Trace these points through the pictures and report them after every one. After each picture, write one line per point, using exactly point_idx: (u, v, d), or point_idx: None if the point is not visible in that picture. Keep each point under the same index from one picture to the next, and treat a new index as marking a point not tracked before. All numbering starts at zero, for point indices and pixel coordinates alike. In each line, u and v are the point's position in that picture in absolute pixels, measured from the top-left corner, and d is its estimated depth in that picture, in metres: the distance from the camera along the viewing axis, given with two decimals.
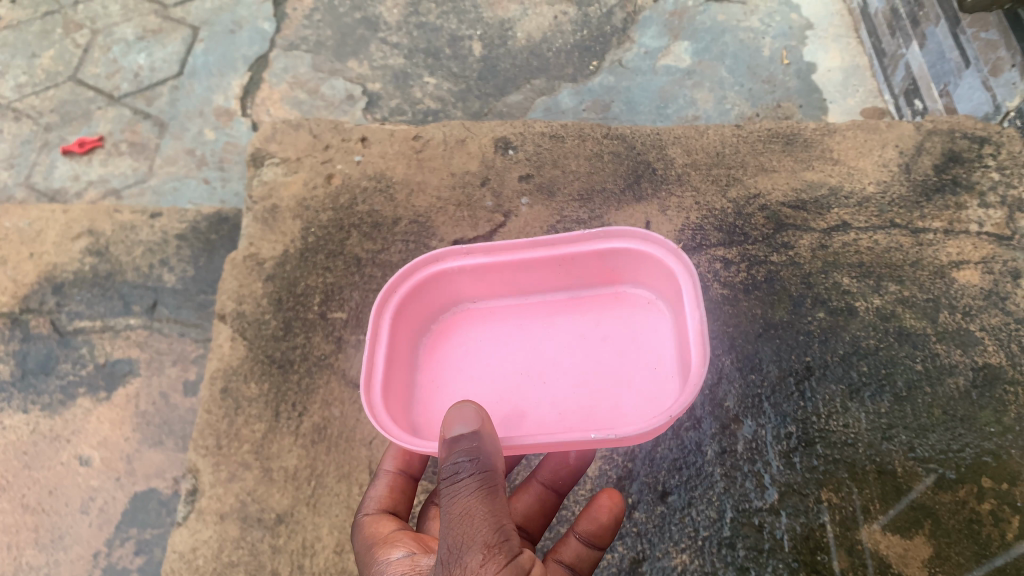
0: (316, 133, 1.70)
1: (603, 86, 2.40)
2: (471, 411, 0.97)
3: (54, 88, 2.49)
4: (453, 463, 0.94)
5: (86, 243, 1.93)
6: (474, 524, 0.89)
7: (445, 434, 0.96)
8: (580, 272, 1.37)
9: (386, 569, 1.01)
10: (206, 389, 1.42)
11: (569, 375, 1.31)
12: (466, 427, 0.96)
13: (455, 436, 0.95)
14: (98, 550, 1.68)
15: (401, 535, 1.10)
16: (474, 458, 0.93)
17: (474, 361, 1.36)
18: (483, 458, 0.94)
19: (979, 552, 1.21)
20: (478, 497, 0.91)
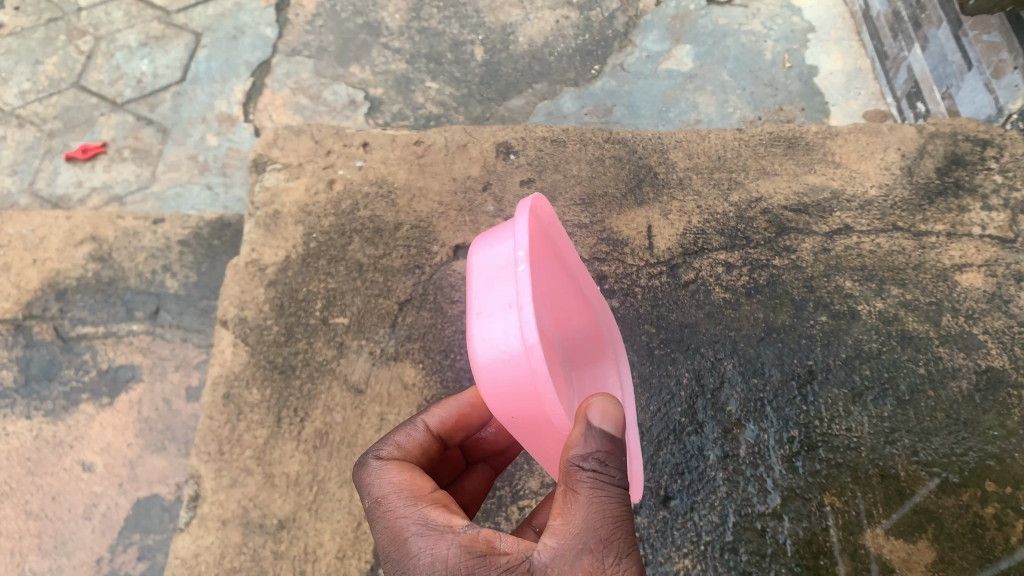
0: (317, 138, 1.70)
1: (605, 90, 2.40)
2: (612, 404, 0.95)
3: (57, 95, 2.49)
4: (599, 458, 0.91)
5: (89, 249, 1.94)
6: (618, 528, 0.89)
7: (589, 423, 0.93)
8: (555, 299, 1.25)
9: (453, 539, 0.93)
10: (208, 395, 1.42)
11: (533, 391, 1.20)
12: (609, 422, 0.93)
13: (601, 429, 0.93)
14: (101, 556, 1.67)
15: (451, 505, 1.02)
16: (617, 460, 0.93)
17: None
18: (620, 457, 0.93)
19: (983, 556, 1.21)
20: (620, 500, 0.91)
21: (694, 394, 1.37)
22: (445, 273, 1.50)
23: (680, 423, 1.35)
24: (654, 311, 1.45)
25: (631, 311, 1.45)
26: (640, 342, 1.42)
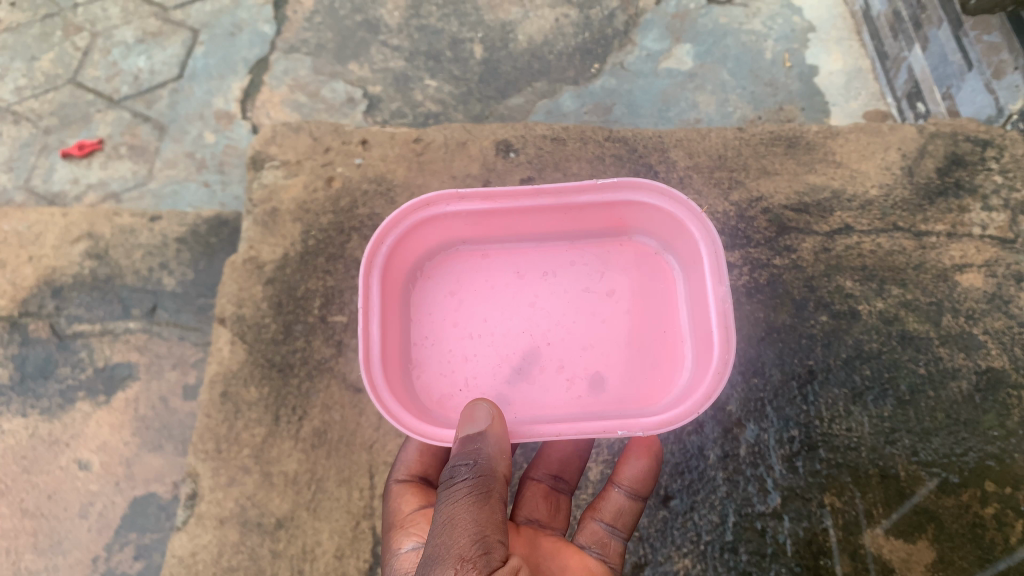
0: (316, 135, 1.67)
1: (605, 89, 2.41)
2: (490, 414, 1.08)
3: (53, 92, 2.48)
4: (454, 465, 1.04)
5: (86, 246, 1.90)
6: (449, 528, 0.95)
7: (458, 436, 1.07)
8: (587, 221, 1.34)
9: (395, 565, 1.09)
10: (205, 393, 1.40)
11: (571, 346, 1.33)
12: (473, 428, 1.07)
13: (461, 438, 1.06)
14: (97, 555, 1.69)
15: (420, 519, 1.16)
16: (468, 462, 1.02)
17: (474, 314, 1.35)
18: (482, 460, 1.03)
19: (982, 556, 1.23)
20: (464, 499, 0.99)
21: None
22: None
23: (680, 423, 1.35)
24: None
25: None
26: None
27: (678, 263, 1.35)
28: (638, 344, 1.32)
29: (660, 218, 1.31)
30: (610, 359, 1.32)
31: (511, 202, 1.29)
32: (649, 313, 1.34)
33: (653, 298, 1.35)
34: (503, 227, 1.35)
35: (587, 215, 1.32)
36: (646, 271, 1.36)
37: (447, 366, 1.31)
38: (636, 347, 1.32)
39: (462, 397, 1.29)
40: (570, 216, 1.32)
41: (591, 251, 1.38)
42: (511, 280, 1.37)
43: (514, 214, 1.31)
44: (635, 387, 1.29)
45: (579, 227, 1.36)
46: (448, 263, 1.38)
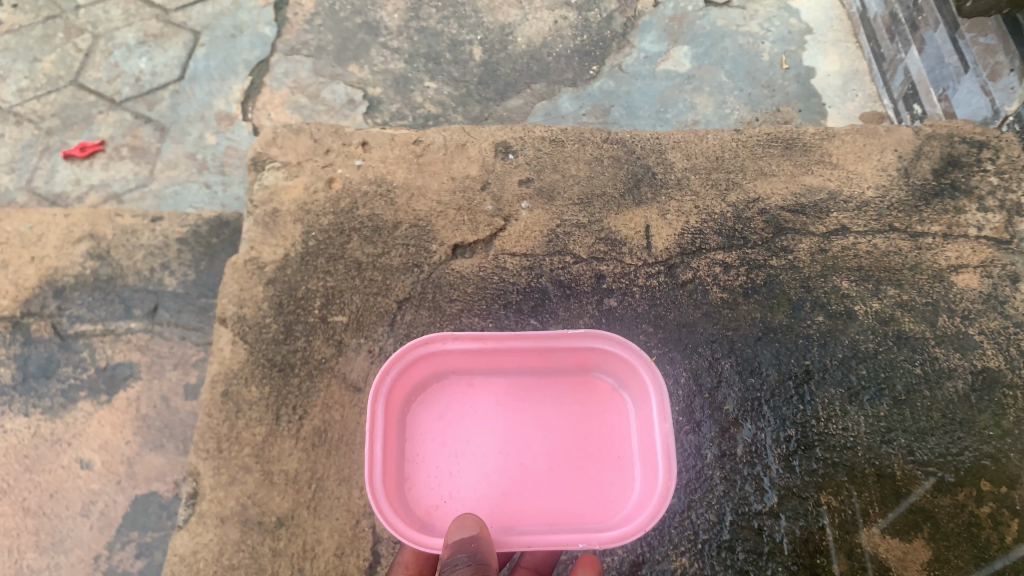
0: (316, 137, 1.68)
1: (603, 91, 2.43)
2: (476, 519, 1.10)
3: (55, 93, 2.49)
4: (451, 553, 1.03)
5: (88, 247, 1.93)
6: None
7: (447, 539, 1.07)
8: (556, 360, 1.36)
9: None
10: (207, 392, 1.40)
11: (535, 470, 1.31)
12: (466, 532, 1.07)
13: (455, 538, 1.06)
14: (98, 553, 1.68)
15: None
16: (466, 551, 1.02)
17: (454, 437, 1.33)
18: (478, 551, 1.03)
19: (978, 555, 1.24)
20: (468, 574, 0.98)
21: (692, 393, 1.37)
22: (444, 273, 1.51)
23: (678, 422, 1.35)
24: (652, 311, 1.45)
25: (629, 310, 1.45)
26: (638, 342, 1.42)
27: (631, 394, 1.36)
28: (591, 470, 1.32)
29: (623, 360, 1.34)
30: (571, 484, 1.31)
31: (500, 343, 1.31)
32: (607, 438, 1.34)
33: (619, 426, 1.35)
34: (488, 363, 1.36)
35: (563, 354, 1.35)
36: (605, 403, 1.37)
37: (432, 481, 1.29)
38: (593, 473, 1.32)
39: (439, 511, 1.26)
40: (543, 356, 1.35)
41: (560, 390, 1.38)
42: (489, 411, 1.35)
43: (501, 352, 1.34)
44: (592, 499, 1.29)
45: (546, 365, 1.37)
46: (434, 397, 1.36)
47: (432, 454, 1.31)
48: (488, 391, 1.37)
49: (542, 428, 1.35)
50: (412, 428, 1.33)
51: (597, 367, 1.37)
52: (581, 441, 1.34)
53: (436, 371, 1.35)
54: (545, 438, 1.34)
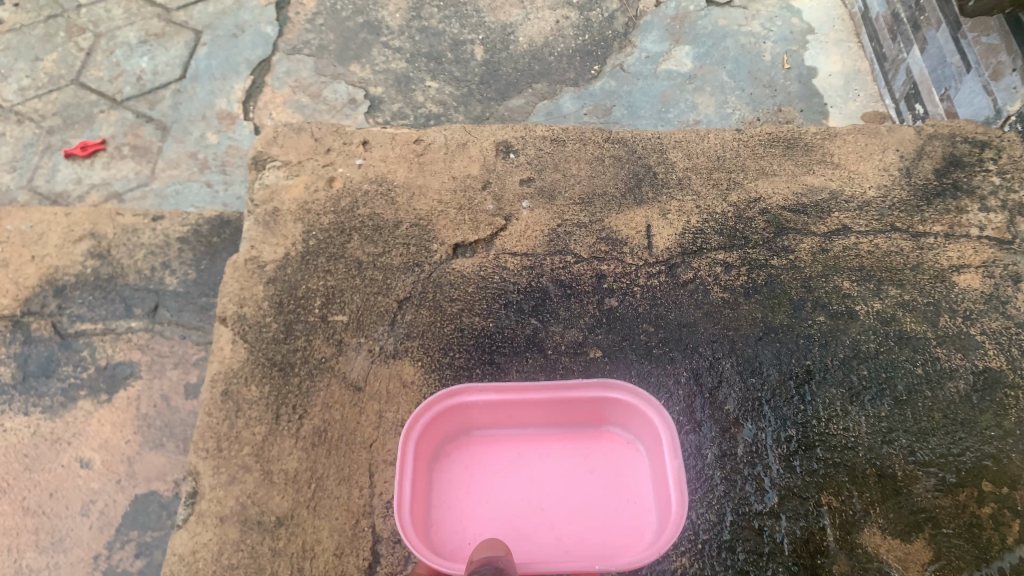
0: (317, 136, 1.68)
1: (604, 91, 2.44)
2: None
3: (56, 92, 2.48)
4: None
5: (88, 246, 1.94)
6: None
7: None
8: (573, 415, 1.35)
9: None
10: (207, 392, 1.40)
11: (563, 509, 1.29)
12: None
13: None
14: (98, 552, 1.66)
15: None
16: None
17: (481, 482, 1.32)
18: None
19: (979, 556, 1.23)
20: None
21: (692, 393, 1.37)
22: (444, 272, 1.51)
23: (678, 422, 1.35)
24: (653, 310, 1.45)
25: (630, 310, 1.45)
26: (639, 341, 1.42)
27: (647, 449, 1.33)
28: (613, 508, 1.29)
29: (635, 411, 1.32)
30: (595, 521, 1.28)
31: (519, 394, 1.31)
32: (630, 486, 1.31)
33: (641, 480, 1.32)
34: (511, 416, 1.34)
35: (580, 408, 1.34)
36: (626, 463, 1.34)
37: (458, 524, 1.27)
38: (614, 509, 1.29)
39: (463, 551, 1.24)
40: (563, 412, 1.34)
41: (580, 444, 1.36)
42: (518, 462, 1.34)
43: (523, 405, 1.32)
44: (617, 537, 1.26)
45: (566, 433, 1.37)
46: (459, 447, 1.35)
47: (459, 502, 1.29)
48: (510, 448, 1.36)
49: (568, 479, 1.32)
50: (439, 475, 1.32)
51: (611, 425, 1.36)
52: (606, 488, 1.31)
53: (462, 424, 1.35)
54: (572, 484, 1.32)
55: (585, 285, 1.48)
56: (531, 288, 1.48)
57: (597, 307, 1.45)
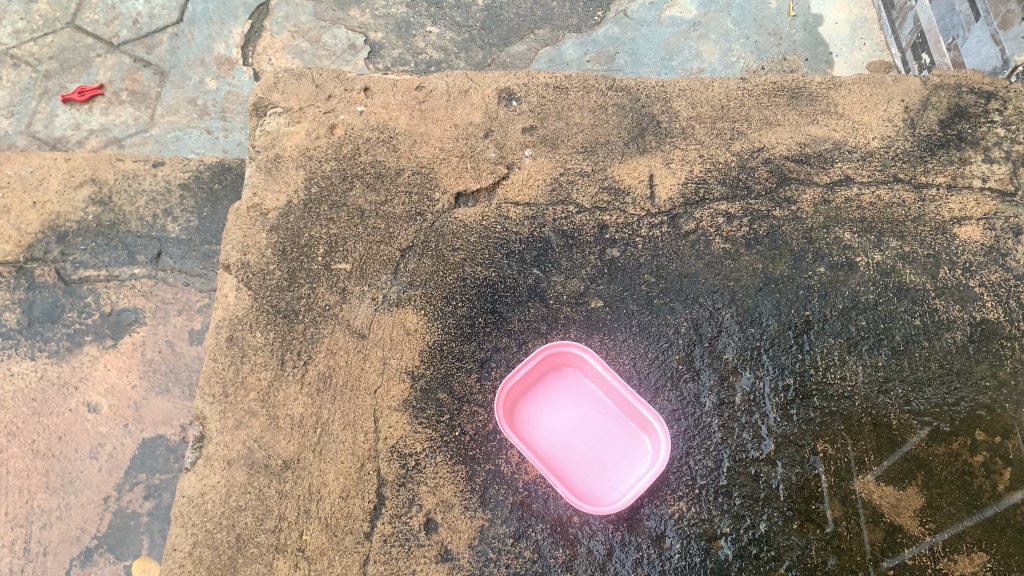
0: (318, 83, 1.66)
1: (607, 37, 2.48)
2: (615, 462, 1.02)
3: (52, 35, 2.44)
4: None
5: (90, 192, 1.93)
6: None
7: None
8: (605, 391, 1.37)
9: None
10: (212, 338, 1.41)
11: (593, 462, 1.32)
12: None
13: None
14: (108, 494, 1.71)
15: None
16: None
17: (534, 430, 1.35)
18: None
19: (970, 502, 1.27)
20: None
21: (692, 342, 1.38)
22: (446, 221, 1.51)
23: (677, 371, 1.36)
24: (654, 262, 1.45)
25: (632, 260, 1.46)
26: (640, 292, 1.43)
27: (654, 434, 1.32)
28: (618, 469, 1.31)
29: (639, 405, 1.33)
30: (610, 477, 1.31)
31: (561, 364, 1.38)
32: (638, 454, 1.32)
33: (645, 453, 1.32)
34: (559, 390, 1.39)
35: (609, 390, 1.36)
36: (639, 440, 1.33)
37: (515, 456, 1.32)
38: (618, 470, 1.31)
39: (517, 471, 1.30)
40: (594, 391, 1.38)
41: (612, 421, 1.36)
42: (565, 421, 1.36)
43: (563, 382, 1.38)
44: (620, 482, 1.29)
45: (604, 412, 1.37)
46: (520, 408, 1.37)
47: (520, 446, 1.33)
48: (558, 412, 1.37)
49: (599, 442, 1.34)
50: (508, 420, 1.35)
51: (632, 417, 1.35)
52: (622, 454, 1.33)
53: (525, 392, 1.38)
54: (599, 442, 1.34)
55: (587, 236, 1.48)
56: (533, 238, 1.49)
57: (599, 257, 1.46)
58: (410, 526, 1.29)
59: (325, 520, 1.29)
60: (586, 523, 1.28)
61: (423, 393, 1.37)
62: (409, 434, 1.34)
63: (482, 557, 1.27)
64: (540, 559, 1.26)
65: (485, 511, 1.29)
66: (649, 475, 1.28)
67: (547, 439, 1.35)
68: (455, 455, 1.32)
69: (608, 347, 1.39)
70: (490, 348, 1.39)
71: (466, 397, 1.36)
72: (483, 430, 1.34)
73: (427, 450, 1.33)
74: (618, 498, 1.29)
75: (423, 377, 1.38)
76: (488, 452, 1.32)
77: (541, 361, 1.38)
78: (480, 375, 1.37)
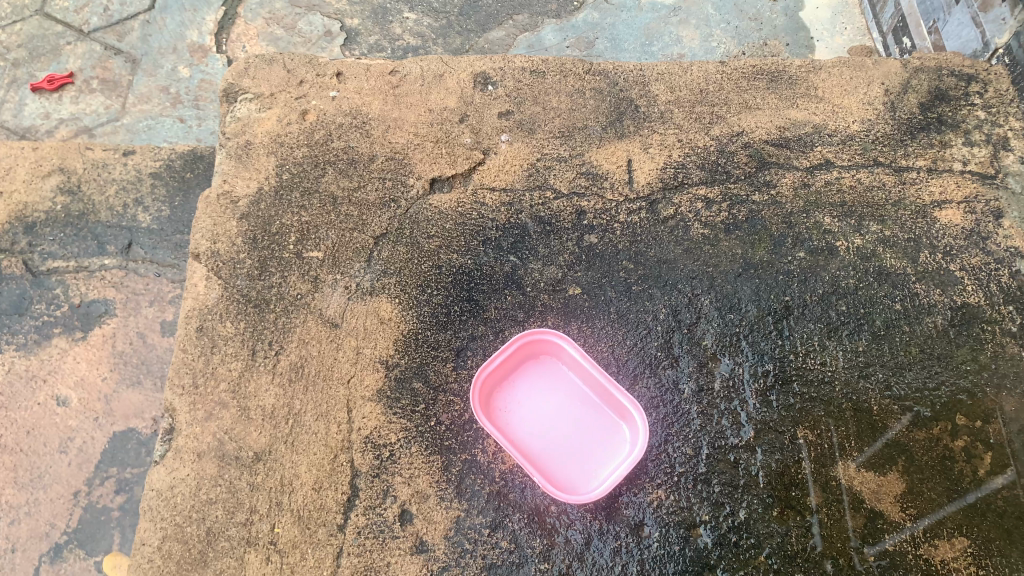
0: (290, 68, 1.63)
1: (587, 23, 2.46)
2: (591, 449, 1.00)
3: (20, 23, 2.39)
4: None
5: (58, 181, 1.89)
6: None
7: None
8: (582, 378, 1.35)
9: None
10: (181, 328, 1.38)
11: (571, 451, 1.30)
12: None
13: None
14: (77, 490, 1.67)
15: None
16: None
17: (511, 419, 1.33)
18: None
19: (951, 487, 1.26)
20: None
21: (670, 328, 1.36)
22: (421, 208, 1.48)
23: (656, 358, 1.34)
24: (632, 247, 1.43)
25: (610, 247, 1.43)
26: (618, 278, 1.40)
27: (632, 422, 1.30)
28: (595, 457, 1.30)
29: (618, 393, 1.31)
30: (588, 466, 1.29)
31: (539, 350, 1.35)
32: (615, 442, 1.30)
33: (623, 441, 1.30)
34: (536, 378, 1.37)
35: (587, 377, 1.34)
36: (616, 428, 1.31)
37: (492, 446, 1.30)
38: (596, 458, 1.29)
39: (493, 461, 1.28)
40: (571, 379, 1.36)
41: (589, 409, 1.34)
42: (542, 409, 1.34)
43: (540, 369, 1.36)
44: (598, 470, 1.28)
45: (582, 400, 1.35)
46: (497, 397, 1.35)
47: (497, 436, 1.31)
48: (535, 400, 1.35)
49: (577, 430, 1.32)
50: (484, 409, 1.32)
51: (609, 404, 1.33)
52: (599, 441, 1.31)
53: (501, 380, 1.36)
54: (577, 430, 1.32)
55: (564, 222, 1.46)
56: (510, 225, 1.46)
57: (576, 244, 1.44)
58: (385, 518, 1.27)
59: (297, 512, 1.26)
60: (563, 512, 1.26)
61: (397, 382, 1.35)
62: (383, 424, 1.32)
63: (458, 548, 1.25)
64: (518, 550, 1.24)
65: (461, 502, 1.27)
66: (627, 464, 1.26)
67: (524, 428, 1.33)
68: (430, 445, 1.30)
69: (585, 335, 1.37)
70: (465, 337, 1.37)
71: (442, 386, 1.34)
72: (459, 419, 1.31)
73: (402, 441, 1.31)
74: (596, 486, 1.27)
75: (397, 366, 1.36)
76: (464, 442, 1.30)
77: (517, 349, 1.35)
78: (455, 364, 1.35)
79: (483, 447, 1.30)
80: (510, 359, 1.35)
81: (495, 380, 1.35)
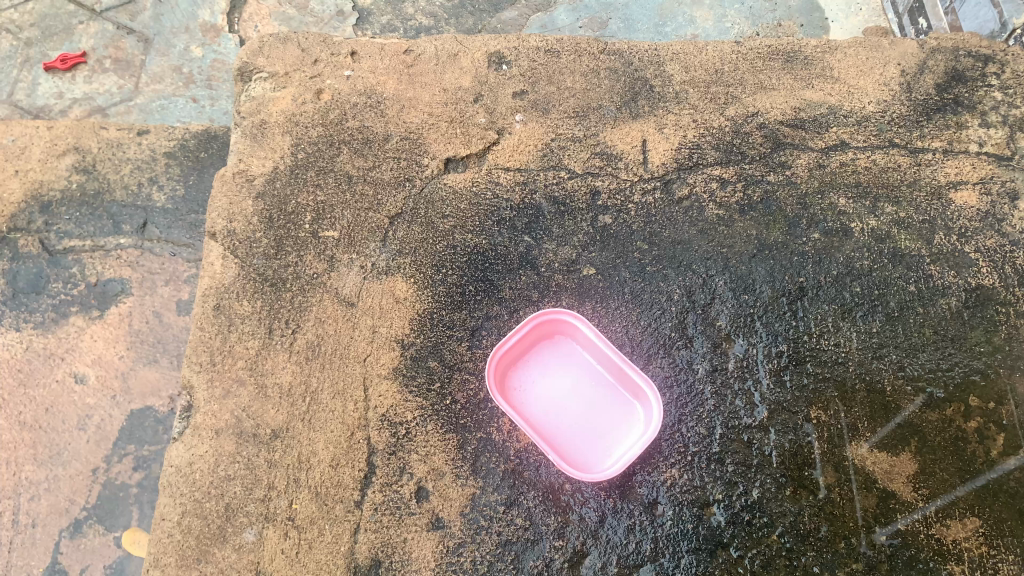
0: (303, 47, 1.63)
1: (600, 3, 2.44)
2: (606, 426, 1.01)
3: (32, 2, 2.40)
4: None
5: (73, 160, 1.91)
6: None
7: None
8: (596, 357, 1.36)
9: None
10: (198, 307, 1.39)
11: (584, 429, 1.31)
12: None
13: None
14: (96, 466, 1.69)
15: None
16: None
17: (525, 398, 1.34)
18: None
19: (963, 468, 1.27)
20: None
21: (685, 309, 1.37)
22: (436, 188, 1.48)
23: (670, 338, 1.35)
24: (647, 228, 1.43)
25: (624, 227, 1.44)
26: (633, 259, 1.41)
27: (645, 401, 1.31)
28: (608, 436, 1.31)
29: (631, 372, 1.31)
30: (601, 444, 1.30)
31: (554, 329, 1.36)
32: (628, 421, 1.31)
33: (636, 420, 1.31)
34: (550, 357, 1.37)
35: (601, 356, 1.35)
36: (630, 407, 1.32)
37: (506, 424, 1.31)
38: (609, 437, 1.31)
39: (508, 439, 1.29)
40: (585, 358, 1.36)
41: (603, 388, 1.35)
42: (556, 388, 1.35)
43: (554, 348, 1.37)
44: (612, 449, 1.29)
45: (595, 380, 1.35)
46: (511, 376, 1.36)
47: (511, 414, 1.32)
48: (549, 379, 1.36)
49: (591, 409, 1.33)
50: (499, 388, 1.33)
51: (622, 383, 1.34)
52: (612, 420, 1.32)
53: (516, 359, 1.36)
54: (590, 409, 1.33)
55: (579, 202, 1.46)
56: (524, 205, 1.46)
57: (590, 224, 1.44)
58: (401, 495, 1.28)
59: (315, 489, 1.28)
60: (578, 490, 1.27)
61: (413, 361, 1.36)
62: (399, 403, 1.33)
63: (474, 525, 1.26)
64: (532, 527, 1.25)
65: (476, 479, 1.28)
66: (641, 443, 1.27)
67: (538, 406, 1.34)
68: (446, 423, 1.31)
69: (600, 315, 1.37)
70: (480, 316, 1.38)
71: (457, 365, 1.35)
72: (475, 398, 1.32)
73: (417, 419, 1.32)
74: (609, 465, 1.28)
75: (413, 345, 1.37)
76: (479, 420, 1.31)
77: (532, 328, 1.36)
78: (471, 343, 1.36)
79: (498, 426, 1.31)
80: (525, 339, 1.36)
81: (510, 359, 1.36)
